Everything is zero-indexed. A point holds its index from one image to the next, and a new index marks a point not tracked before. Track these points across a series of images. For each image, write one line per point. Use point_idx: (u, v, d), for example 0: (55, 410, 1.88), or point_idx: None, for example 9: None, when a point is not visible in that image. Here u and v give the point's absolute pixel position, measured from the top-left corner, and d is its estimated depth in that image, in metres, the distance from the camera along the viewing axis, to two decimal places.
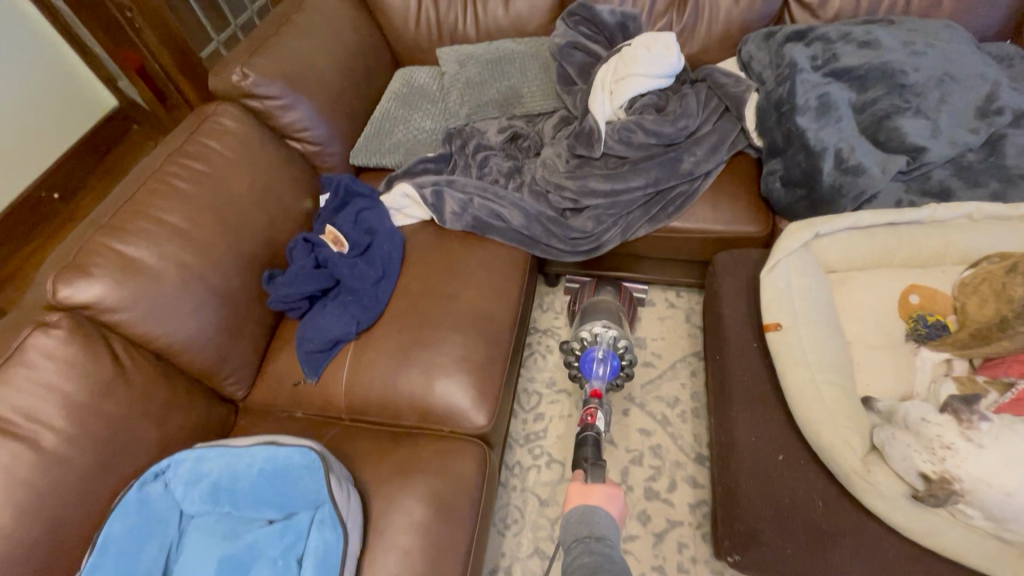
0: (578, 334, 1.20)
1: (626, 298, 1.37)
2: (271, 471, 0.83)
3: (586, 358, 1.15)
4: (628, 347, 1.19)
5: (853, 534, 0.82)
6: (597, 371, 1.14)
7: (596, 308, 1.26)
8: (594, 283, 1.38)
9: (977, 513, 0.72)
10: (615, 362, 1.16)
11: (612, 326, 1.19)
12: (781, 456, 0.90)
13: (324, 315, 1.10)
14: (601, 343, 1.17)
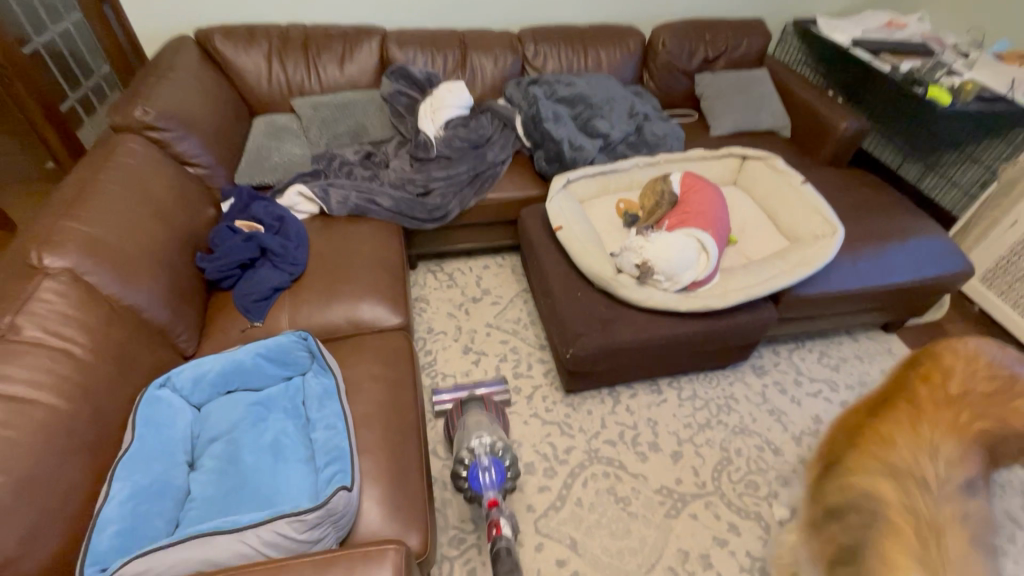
0: (461, 455, 1.35)
1: (494, 407, 1.54)
2: (266, 353, 1.15)
3: (472, 472, 1.30)
4: (504, 448, 1.36)
5: (620, 315, 1.52)
6: (485, 481, 1.28)
7: (468, 426, 1.43)
8: (460, 404, 1.54)
9: (662, 278, 1.49)
10: (498, 467, 1.31)
11: (485, 436, 1.37)
12: (580, 292, 1.57)
13: (259, 275, 1.44)
14: (480, 454, 1.34)
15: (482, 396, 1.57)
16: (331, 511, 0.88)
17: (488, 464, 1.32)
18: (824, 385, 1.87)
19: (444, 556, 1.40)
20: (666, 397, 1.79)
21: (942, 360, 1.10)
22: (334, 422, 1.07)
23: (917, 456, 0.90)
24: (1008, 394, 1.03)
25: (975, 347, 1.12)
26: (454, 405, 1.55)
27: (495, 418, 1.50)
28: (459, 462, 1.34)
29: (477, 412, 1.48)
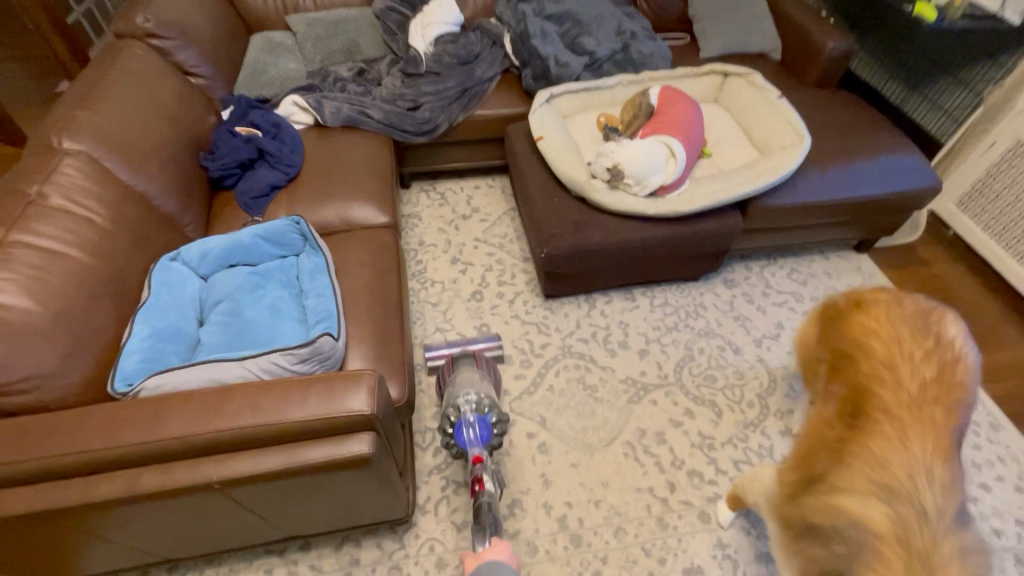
0: (449, 410, 1.33)
1: (483, 363, 1.53)
2: (264, 235, 1.29)
3: (457, 428, 1.28)
4: (491, 406, 1.33)
5: (592, 219, 1.63)
6: (470, 437, 1.25)
7: (458, 382, 1.42)
8: (451, 361, 1.53)
9: (632, 182, 1.60)
10: (484, 425, 1.28)
11: (471, 393, 1.34)
12: (557, 199, 1.68)
13: (257, 175, 1.56)
14: (466, 411, 1.31)
15: (473, 352, 1.57)
16: (318, 349, 1.04)
17: (474, 420, 1.29)
18: (790, 296, 1.99)
19: (427, 428, 1.58)
20: (638, 304, 1.92)
21: (894, 342, 1.08)
22: (324, 291, 1.22)
23: (914, 479, 0.87)
24: (949, 374, 1.03)
25: (910, 311, 1.13)
26: (447, 362, 1.53)
27: (486, 375, 1.47)
28: (444, 417, 1.32)
29: (467, 369, 1.48)
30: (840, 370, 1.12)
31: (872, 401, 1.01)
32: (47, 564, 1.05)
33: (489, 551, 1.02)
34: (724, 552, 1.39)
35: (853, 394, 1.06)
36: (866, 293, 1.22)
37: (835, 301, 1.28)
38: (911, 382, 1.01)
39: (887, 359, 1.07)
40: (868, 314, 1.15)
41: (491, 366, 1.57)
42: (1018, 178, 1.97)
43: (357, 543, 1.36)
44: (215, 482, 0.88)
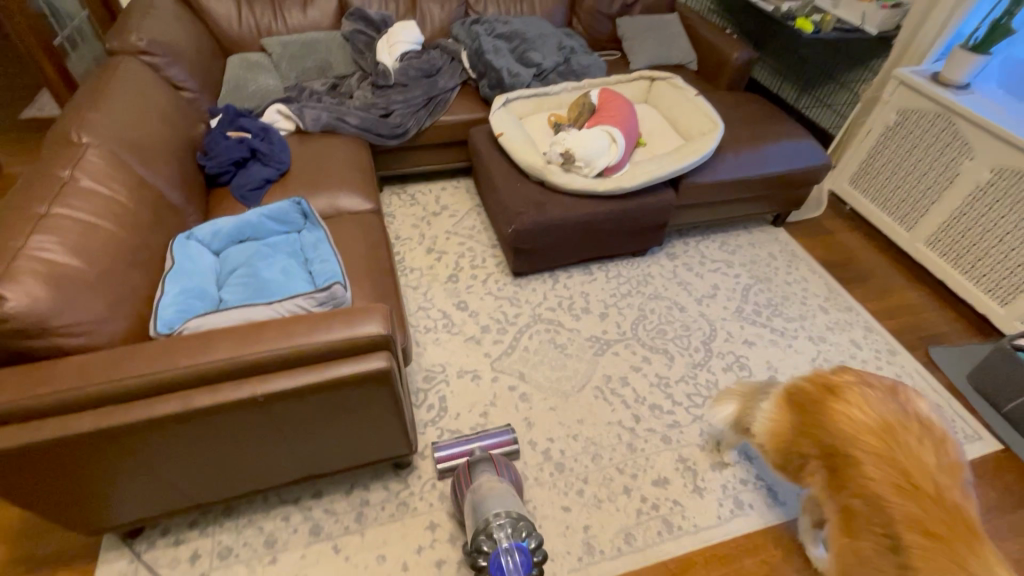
0: (478, 538, 1.12)
1: (503, 466, 1.38)
2: (268, 215, 1.46)
3: (494, 562, 1.06)
4: (529, 529, 1.13)
5: (551, 200, 1.89)
6: (509, 569, 1.04)
7: (480, 497, 1.23)
8: (468, 467, 1.37)
9: (583, 164, 1.87)
10: (524, 552, 1.07)
11: (504, 516, 1.14)
12: (520, 184, 1.94)
13: (251, 170, 1.73)
14: (501, 537, 1.10)
15: (491, 455, 1.41)
16: (333, 295, 1.23)
17: (510, 547, 1.08)
18: (723, 263, 2.31)
19: (419, 389, 1.75)
20: (596, 276, 2.19)
21: (884, 436, 1.12)
22: (328, 256, 1.41)
23: None
24: (952, 468, 1.10)
25: (880, 392, 1.20)
26: (462, 469, 1.38)
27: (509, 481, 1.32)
28: (475, 551, 1.10)
29: (489, 480, 1.30)
30: (841, 475, 1.14)
31: (902, 527, 1.03)
32: (90, 504, 1.16)
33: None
34: (684, 464, 1.63)
35: (877, 513, 1.07)
36: (834, 379, 1.26)
37: (799, 383, 1.31)
38: (919, 479, 1.06)
39: (886, 455, 1.10)
40: (844, 407, 1.19)
41: (512, 469, 1.40)
42: (891, 156, 2.41)
43: (365, 487, 1.50)
44: (259, 395, 1.05)
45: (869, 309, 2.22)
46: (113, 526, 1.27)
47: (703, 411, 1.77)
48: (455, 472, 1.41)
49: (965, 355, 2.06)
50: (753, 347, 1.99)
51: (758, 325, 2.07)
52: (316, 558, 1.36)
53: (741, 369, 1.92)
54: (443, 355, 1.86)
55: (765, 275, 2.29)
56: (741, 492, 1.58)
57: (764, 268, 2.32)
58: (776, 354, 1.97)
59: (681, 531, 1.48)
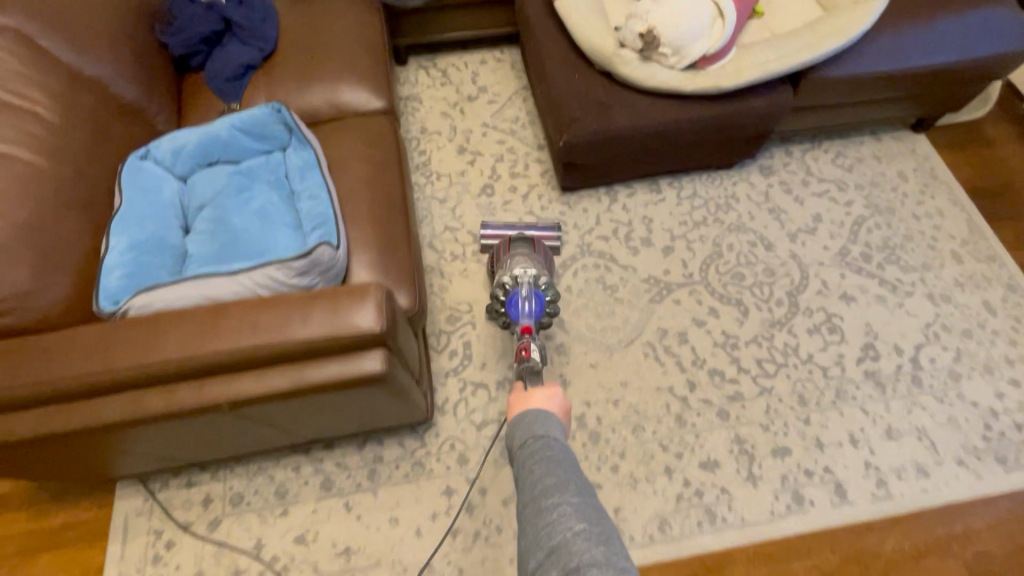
0: (502, 281, 1.34)
1: (541, 250, 1.48)
2: (240, 126, 1.12)
3: (512, 298, 1.29)
4: (548, 283, 1.35)
5: (620, 101, 1.41)
6: (524, 308, 1.26)
7: (515, 258, 1.40)
8: (508, 240, 1.49)
9: (671, 52, 1.33)
10: (539, 300, 1.29)
11: (530, 268, 1.35)
12: (578, 76, 1.44)
13: (227, 50, 1.32)
14: (523, 284, 1.32)
15: (531, 237, 1.51)
16: (317, 261, 0.94)
17: (528, 294, 1.30)
18: (833, 185, 1.81)
19: (441, 331, 1.53)
20: (664, 196, 1.76)
21: None
22: (320, 193, 1.08)
23: None
24: None
25: None
26: (501, 240, 1.48)
27: (542, 260, 1.44)
28: (500, 287, 1.33)
29: (524, 251, 1.43)
30: None
31: None
32: (82, 468, 1.08)
33: (537, 393, 0.96)
34: (740, 447, 1.40)
35: None
36: None
37: None
38: None
39: None
40: None
41: (547, 254, 1.51)
42: None
43: (379, 442, 1.39)
44: (225, 402, 0.84)
45: (1019, 258, 1.72)
46: (119, 475, 1.22)
47: (773, 383, 1.48)
48: (495, 244, 1.52)
49: None
50: (851, 305, 1.61)
51: (864, 275, 1.65)
52: (328, 513, 1.31)
53: (831, 333, 1.56)
54: (471, 291, 1.59)
55: (886, 206, 1.78)
56: (803, 486, 1.36)
57: (887, 195, 1.80)
58: (881, 316, 1.59)
59: (724, 524, 1.32)
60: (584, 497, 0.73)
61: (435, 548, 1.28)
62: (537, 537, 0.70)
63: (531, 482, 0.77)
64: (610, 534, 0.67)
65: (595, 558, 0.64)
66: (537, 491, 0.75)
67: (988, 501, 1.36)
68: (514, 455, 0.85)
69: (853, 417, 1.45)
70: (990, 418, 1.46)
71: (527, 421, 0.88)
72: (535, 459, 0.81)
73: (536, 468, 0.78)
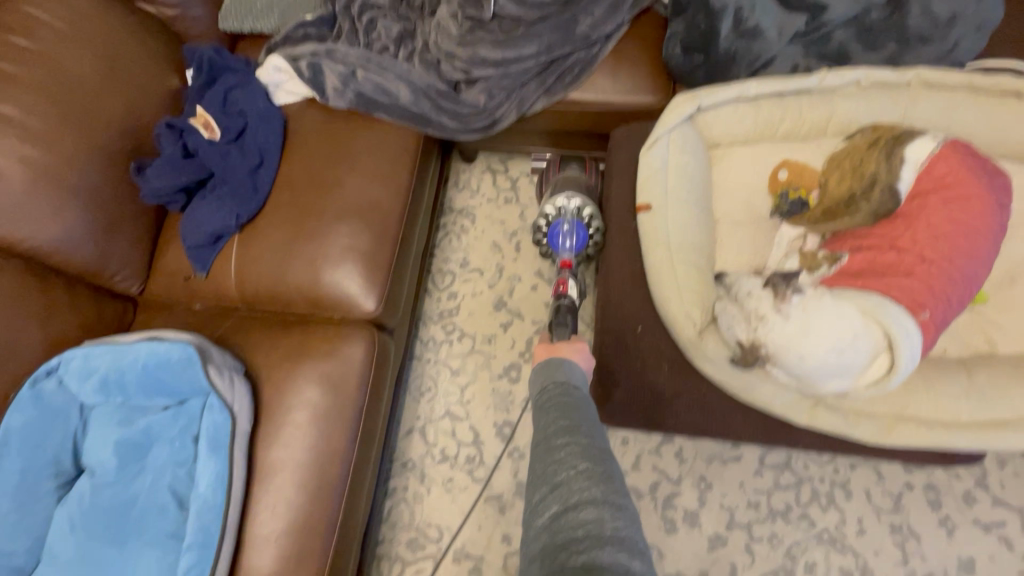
0: (543, 210, 1.18)
1: (594, 169, 1.31)
2: (155, 364, 0.89)
3: (551, 233, 1.16)
4: (594, 216, 1.17)
5: (691, 392, 0.95)
6: (564, 244, 1.15)
7: (559, 182, 1.21)
8: (557, 162, 1.32)
9: (781, 373, 0.82)
10: (582, 233, 1.16)
11: (576, 198, 1.17)
12: (641, 328, 0.98)
13: (202, 208, 1.07)
14: (565, 215, 1.16)
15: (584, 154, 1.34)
16: None
17: (570, 228, 1.15)
18: (1017, 518, 1.17)
19: (397, 558, 1.27)
20: (740, 455, 1.27)
21: None
22: (211, 492, 0.83)
23: None
24: None
25: None
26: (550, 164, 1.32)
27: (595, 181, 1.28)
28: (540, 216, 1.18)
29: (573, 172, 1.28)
30: None
31: None
32: None
33: (567, 348, 0.89)
34: None
35: None
36: None
37: None
38: None
39: None
40: None
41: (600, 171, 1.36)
42: None
43: None
44: None
45: None
46: None
47: None
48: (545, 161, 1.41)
49: None
50: None
51: None
52: None
53: None
54: (448, 513, 1.29)
55: None
56: None
57: None
58: None
59: None
60: (598, 440, 0.64)
61: None
62: (543, 473, 0.63)
63: (545, 424, 0.69)
64: (608, 455, 0.62)
65: (596, 496, 0.55)
66: (549, 429, 0.68)
67: None
68: (533, 401, 0.77)
69: None
70: None
71: (550, 372, 0.80)
72: (551, 407, 0.72)
73: (550, 410, 0.71)
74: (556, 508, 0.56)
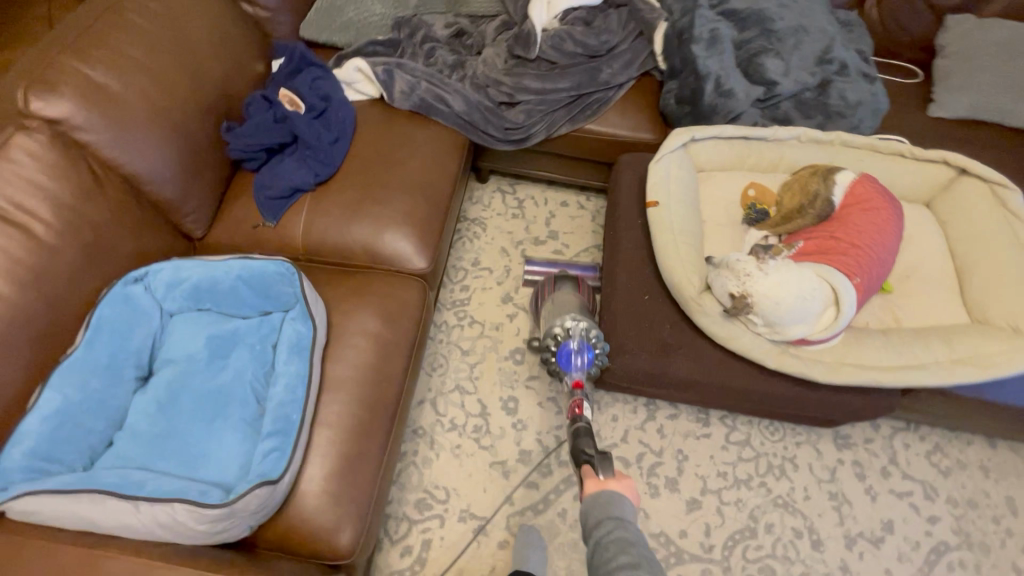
0: (550, 330, 1.16)
1: (585, 290, 1.42)
2: (248, 277, 0.98)
3: (561, 353, 1.12)
4: (600, 336, 1.16)
5: (687, 346, 1.18)
6: (575, 364, 1.12)
7: (557, 303, 1.31)
8: (552, 278, 1.41)
9: (759, 321, 1.09)
10: (591, 354, 1.13)
11: (580, 319, 1.17)
12: (647, 296, 1.23)
13: (283, 165, 1.23)
14: (574, 336, 1.14)
15: (576, 276, 1.44)
16: (239, 510, 0.76)
17: (579, 347, 1.13)
18: (919, 488, 1.47)
19: (404, 517, 1.32)
20: (710, 432, 1.50)
21: None
22: (293, 388, 0.92)
23: None
24: None
25: None
26: (546, 277, 1.43)
27: (587, 301, 1.37)
28: (547, 335, 1.14)
29: (567, 292, 1.36)
30: None
31: None
32: None
33: (614, 481, 0.86)
34: None
35: None
36: None
37: None
38: None
39: None
40: None
41: (590, 293, 1.45)
42: None
43: None
44: None
45: None
46: None
47: None
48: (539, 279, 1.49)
49: None
50: None
51: None
52: None
53: None
54: (456, 476, 1.38)
55: (979, 539, 1.42)
56: None
57: (985, 527, 1.43)
58: None
59: None
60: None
61: None
62: None
63: (608, 560, 0.72)
64: None
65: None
66: (612, 568, 0.70)
67: None
68: (586, 536, 0.78)
69: None
70: None
71: (600, 503, 0.82)
72: (609, 543, 0.74)
73: (608, 546, 0.74)
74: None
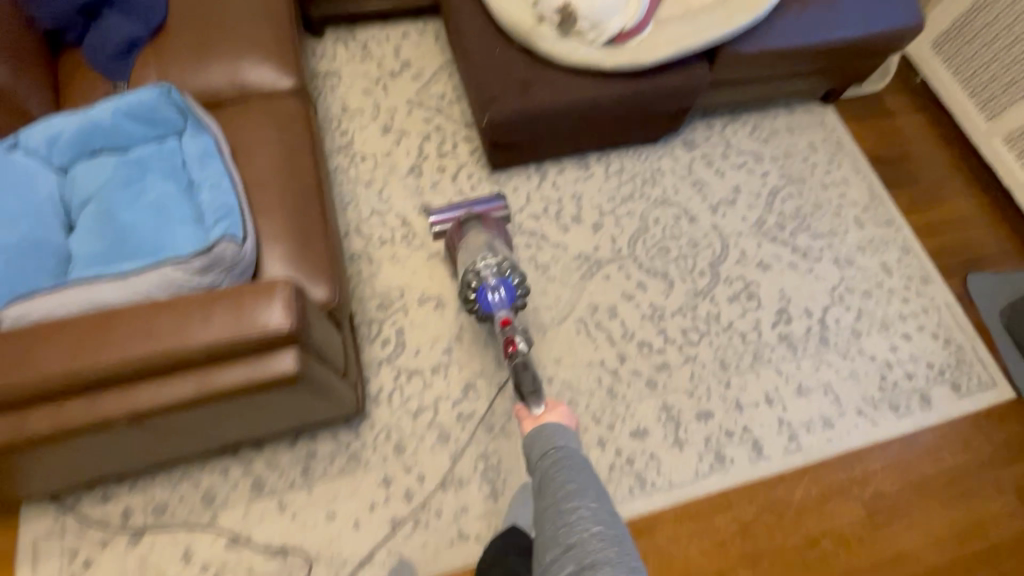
0: (467, 275, 1.30)
1: (493, 224, 1.47)
2: (126, 109, 1.01)
3: (481, 293, 1.27)
4: (513, 267, 1.31)
5: (541, 77, 1.38)
6: (495, 301, 1.27)
7: (470, 248, 1.39)
8: (459, 224, 1.47)
9: (584, 24, 1.37)
10: (507, 287, 1.28)
11: (490, 257, 1.32)
12: (497, 50, 1.40)
13: (108, 24, 1.21)
14: (487, 275, 1.29)
15: (481, 212, 1.50)
16: (219, 258, 0.90)
17: (496, 283, 1.28)
18: (751, 157, 1.88)
19: (372, 319, 1.50)
20: (592, 172, 1.77)
21: None
22: (218, 182, 1.00)
23: None
24: None
25: None
26: (453, 226, 1.48)
27: (498, 238, 1.43)
28: (466, 284, 1.30)
29: (477, 232, 1.43)
30: None
31: None
32: None
33: (548, 415, 0.94)
34: (667, 413, 1.48)
35: None
36: None
37: None
38: None
39: None
40: None
41: (501, 229, 1.51)
42: (1004, 11, 1.79)
43: (312, 437, 1.35)
44: (120, 416, 0.79)
45: (912, 221, 1.86)
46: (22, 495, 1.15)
47: (697, 350, 1.56)
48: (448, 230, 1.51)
49: (1008, 284, 1.78)
50: (767, 272, 1.69)
51: (778, 244, 1.74)
52: (260, 514, 1.27)
53: (750, 300, 1.65)
54: (403, 277, 1.56)
55: (798, 176, 1.87)
56: (724, 445, 1.46)
57: (798, 166, 1.89)
58: (793, 281, 1.69)
59: (654, 488, 1.39)
60: (602, 502, 0.77)
61: (374, 535, 1.28)
62: (554, 532, 0.74)
63: (552, 486, 0.80)
64: (614, 520, 0.75)
65: (610, 558, 0.69)
66: (557, 493, 0.78)
67: (882, 447, 1.51)
68: (531, 466, 0.86)
69: (768, 378, 1.55)
70: (885, 370, 1.60)
71: (543, 438, 0.88)
72: (550, 472, 0.82)
73: (551, 475, 0.82)
74: (572, 567, 0.70)
